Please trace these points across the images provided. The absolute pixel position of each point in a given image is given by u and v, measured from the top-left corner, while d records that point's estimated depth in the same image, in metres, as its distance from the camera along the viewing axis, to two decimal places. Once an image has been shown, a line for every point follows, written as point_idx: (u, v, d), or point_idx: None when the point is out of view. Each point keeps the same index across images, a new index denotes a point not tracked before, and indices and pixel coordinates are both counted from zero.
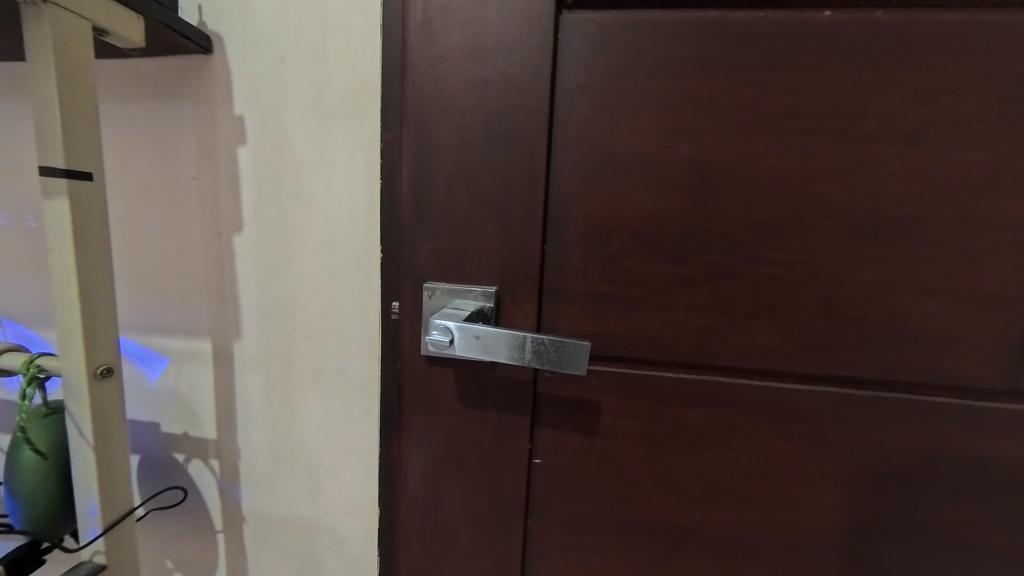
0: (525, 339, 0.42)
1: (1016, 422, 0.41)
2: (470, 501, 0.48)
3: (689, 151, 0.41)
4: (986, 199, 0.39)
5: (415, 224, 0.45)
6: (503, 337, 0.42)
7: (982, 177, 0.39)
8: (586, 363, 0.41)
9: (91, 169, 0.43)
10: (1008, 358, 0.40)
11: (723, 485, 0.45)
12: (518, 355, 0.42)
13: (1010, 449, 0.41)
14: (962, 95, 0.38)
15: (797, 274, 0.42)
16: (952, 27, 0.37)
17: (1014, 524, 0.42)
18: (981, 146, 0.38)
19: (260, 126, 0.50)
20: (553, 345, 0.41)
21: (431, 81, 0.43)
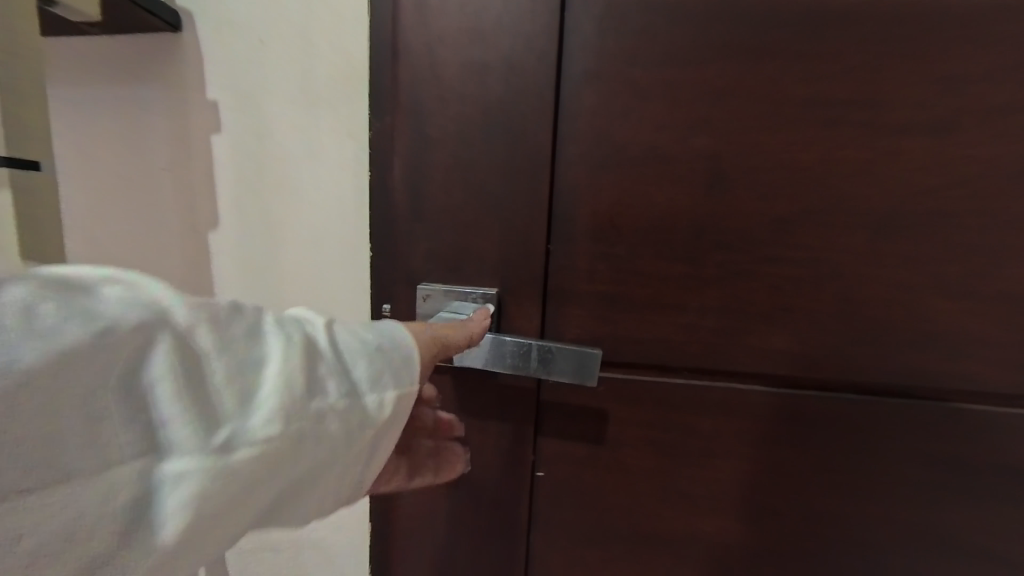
0: (529, 347, 0.40)
1: None
2: (469, 516, 0.46)
3: (705, 145, 0.39)
4: (1016, 195, 0.37)
5: (409, 222, 0.42)
6: (505, 345, 0.40)
7: (1012, 172, 0.37)
8: (597, 372, 0.40)
9: (39, 160, 0.41)
10: None
11: (736, 495, 0.43)
12: (522, 364, 0.40)
13: None
14: (995, 85, 0.36)
15: (816, 275, 0.39)
16: (985, 12, 0.35)
17: None
18: (1011, 139, 0.36)
19: (240, 111, 0.46)
20: (560, 353, 0.40)
21: (426, 64, 0.39)
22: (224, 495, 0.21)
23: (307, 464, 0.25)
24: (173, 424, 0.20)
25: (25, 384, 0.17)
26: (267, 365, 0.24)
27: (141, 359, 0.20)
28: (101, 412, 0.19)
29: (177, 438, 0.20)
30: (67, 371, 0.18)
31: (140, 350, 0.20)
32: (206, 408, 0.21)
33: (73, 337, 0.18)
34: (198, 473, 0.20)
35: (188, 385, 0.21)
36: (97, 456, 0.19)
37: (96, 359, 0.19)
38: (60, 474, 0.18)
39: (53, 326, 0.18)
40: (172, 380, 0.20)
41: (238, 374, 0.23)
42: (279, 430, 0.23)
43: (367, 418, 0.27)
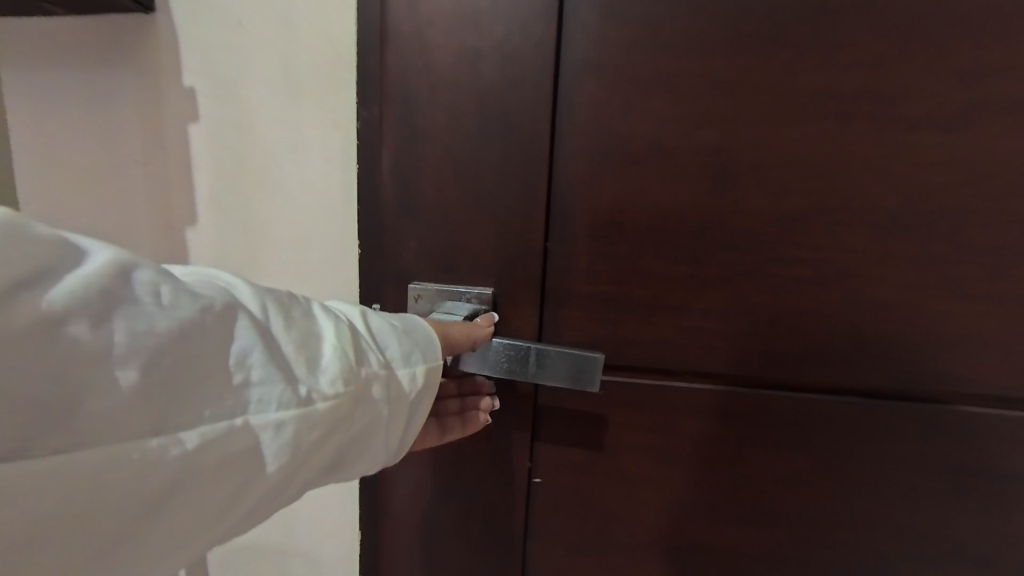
0: (527, 350, 0.39)
1: None
2: (464, 524, 0.44)
3: (710, 138, 0.37)
4: None
5: (399, 218, 0.40)
6: (502, 347, 0.39)
7: None
8: (598, 376, 0.38)
9: None
10: None
11: (738, 501, 0.42)
12: (520, 367, 0.39)
13: None
14: (1014, 77, 0.34)
15: (824, 276, 0.38)
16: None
17: None
18: None
19: (220, 100, 0.44)
20: (559, 356, 0.38)
21: (416, 49, 0.37)
22: (306, 441, 0.26)
23: (361, 420, 0.29)
24: (266, 382, 0.25)
25: (165, 346, 0.22)
26: (325, 338, 0.28)
27: (238, 333, 0.25)
28: (216, 372, 0.23)
29: (270, 393, 0.25)
30: (192, 338, 0.23)
31: (235, 326, 0.25)
32: (289, 369, 0.26)
33: (193, 314, 0.23)
34: (286, 421, 0.25)
35: (273, 352, 0.26)
36: (216, 405, 0.23)
37: (209, 331, 0.23)
38: (192, 419, 0.22)
39: (178, 303, 0.23)
40: (262, 348, 0.25)
41: (305, 346, 0.27)
42: (341, 388, 0.28)
43: (407, 385, 0.32)
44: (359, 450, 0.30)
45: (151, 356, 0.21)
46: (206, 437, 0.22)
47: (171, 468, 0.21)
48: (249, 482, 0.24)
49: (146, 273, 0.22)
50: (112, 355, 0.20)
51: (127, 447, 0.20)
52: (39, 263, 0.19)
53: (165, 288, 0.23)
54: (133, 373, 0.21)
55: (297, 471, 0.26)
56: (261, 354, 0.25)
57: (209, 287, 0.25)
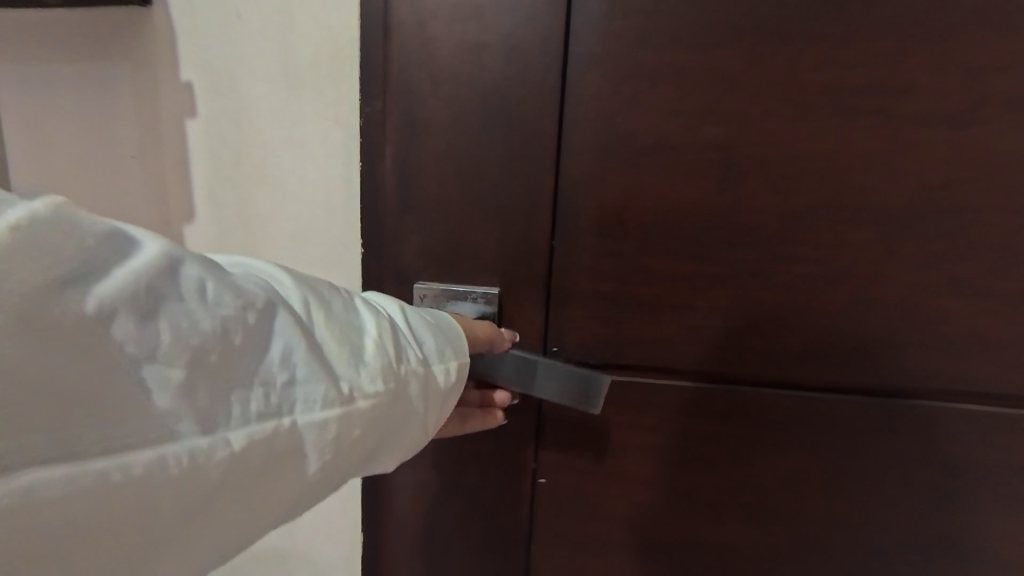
0: (536, 362, 0.38)
1: None
2: (466, 526, 0.44)
3: (717, 135, 0.37)
4: None
5: (401, 215, 0.39)
6: (510, 355, 0.38)
7: None
8: (599, 402, 0.39)
9: None
10: None
11: (744, 501, 0.42)
12: (523, 377, 0.39)
13: None
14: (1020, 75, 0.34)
15: (830, 273, 0.38)
16: None
17: None
18: None
19: (216, 95, 0.42)
20: (567, 375, 0.38)
21: (419, 43, 0.36)
22: (345, 440, 0.25)
23: (402, 419, 0.28)
24: (309, 379, 0.24)
25: (207, 345, 0.21)
26: (365, 334, 0.28)
27: (280, 329, 0.24)
28: (257, 370, 0.23)
29: (311, 390, 0.24)
30: (233, 335, 0.22)
31: (278, 322, 0.24)
32: (329, 366, 0.25)
33: (235, 312, 0.23)
34: (327, 420, 0.25)
35: (314, 348, 0.25)
36: (259, 404, 0.23)
37: (250, 329, 0.23)
38: (234, 421, 0.22)
39: (221, 299, 0.22)
40: (304, 344, 0.25)
41: (345, 341, 0.27)
42: (382, 386, 0.27)
43: (445, 382, 0.31)
44: (399, 449, 0.29)
45: (192, 355, 0.21)
46: (248, 437, 0.22)
47: (212, 474, 0.21)
48: (290, 483, 0.23)
49: (191, 269, 0.22)
50: (152, 354, 0.20)
51: (162, 455, 0.20)
52: (81, 262, 0.19)
53: (209, 284, 0.22)
54: (176, 374, 0.20)
55: (337, 471, 0.25)
56: (302, 351, 0.24)
57: (251, 282, 0.25)
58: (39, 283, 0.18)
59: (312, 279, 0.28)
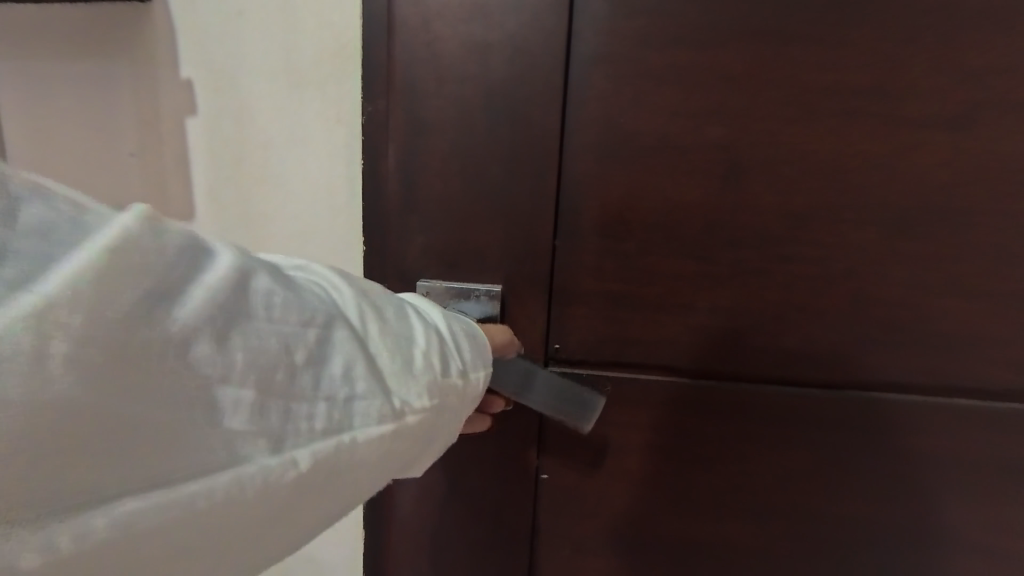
0: (537, 376, 0.38)
1: None
2: (468, 524, 0.44)
3: (719, 134, 0.37)
4: None
5: (404, 214, 0.39)
6: (514, 364, 0.38)
7: None
8: (587, 423, 0.40)
9: None
10: None
11: (744, 498, 0.42)
12: (523, 388, 0.38)
13: None
14: (1015, 77, 0.35)
15: (830, 272, 0.38)
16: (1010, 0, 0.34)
17: None
18: None
19: (216, 94, 0.42)
20: (563, 394, 0.39)
21: (423, 42, 0.36)
22: (393, 455, 0.26)
23: (441, 429, 0.28)
24: (364, 396, 0.24)
25: (271, 367, 0.22)
26: (418, 344, 0.27)
27: (338, 345, 0.24)
28: (318, 389, 0.23)
29: (366, 408, 0.24)
30: (294, 355, 0.22)
31: (337, 337, 0.24)
32: (383, 382, 0.25)
33: (296, 331, 0.23)
34: (378, 437, 0.25)
35: (369, 363, 0.25)
36: (321, 422, 0.23)
37: (311, 346, 0.23)
38: (297, 439, 0.22)
39: (285, 318, 0.22)
40: (360, 359, 0.24)
41: (398, 354, 0.26)
42: (429, 401, 0.27)
43: (475, 394, 0.31)
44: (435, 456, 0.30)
45: (257, 376, 0.21)
46: (310, 458, 0.23)
47: (273, 494, 0.22)
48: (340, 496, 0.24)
49: (257, 287, 0.22)
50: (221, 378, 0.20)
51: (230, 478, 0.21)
52: (154, 288, 0.19)
53: (275, 301, 0.22)
54: (242, 395, 0.21)
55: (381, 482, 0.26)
56: (359, 367, 0.24)
57: (312, 294, 0.24)
58: (117, 313, 0.18)
59: (368, 285, 0.28)
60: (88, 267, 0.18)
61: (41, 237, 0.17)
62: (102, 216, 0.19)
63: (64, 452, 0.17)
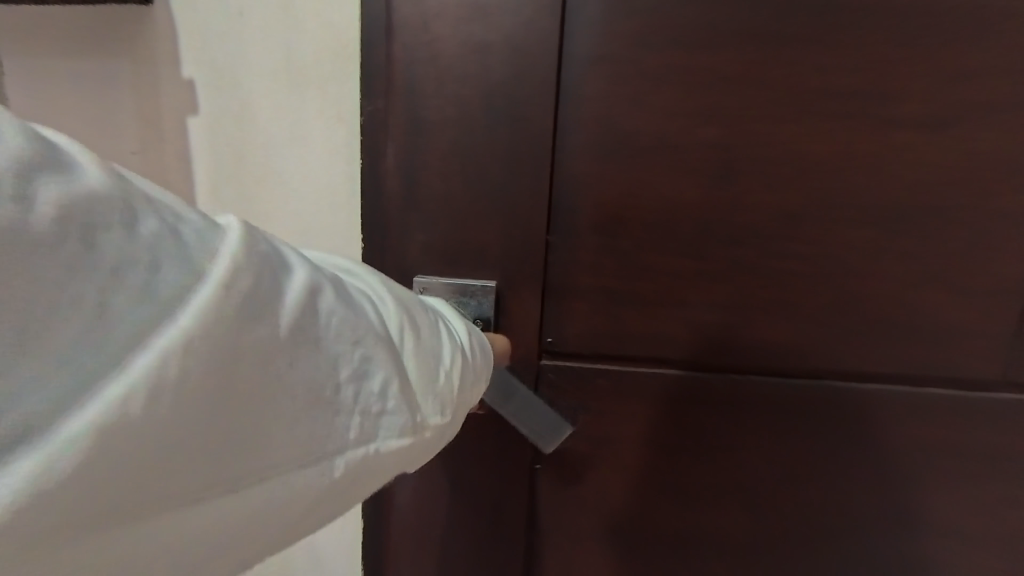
0: (518, 394, 0.41)
1: (1004, 413, 0.42)
2: (465, 515, 0.45)
3: (709, 133, 0.38)
4: (1001, 191, 0.38)
5: (403, 211, 0.40)
6: (499, 377, 0.40)
7: (1001, 169, 0.37)
8: (550, 448, 0.42)
9: None
10: (1006, 352, 0.40)
11: (734, 486, 0.43)
12: (501, 401, 0.41)
13: (997, 438, 0.42)
14: (988, 81, 0.36)
15: (815, 267, 0.39)
16: (982, 8, 0.35)
17: (1000, 512, 0.43)
18: (999, 136, 0.37)
19: (217, 91, 0.43)
20: (539, 415, 0.41)
21: (422, 43, 0.37)
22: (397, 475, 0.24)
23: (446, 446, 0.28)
24: (393, 415, 0.23)
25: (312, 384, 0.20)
26: (448, 362, 0.26)
27: (380, 361, 0.22)
28: (350, 406, 0.21)
29: (394, 427, 0.23)
30: (335, 371, 0.21)
31: (383, 355, 0.23)
32: (416, 401, 0.24)
33: (343, 349, 0.21)
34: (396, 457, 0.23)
35: (405, 383, 0.23)
36: (353, 442, 0.22)
37: (355, 364, 0.22)
38: (331, 459, 0.21)
39: (332, 332, 0.21)
40: (398, 378, 0.23)
41: (432, 373, 0.25)
42: (450, 423, 0.26)
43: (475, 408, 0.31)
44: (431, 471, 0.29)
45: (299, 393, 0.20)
46: (339, 478, 0.21)
47: (298, 512, 0.20)
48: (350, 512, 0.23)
49: (318, 301, 0.21)
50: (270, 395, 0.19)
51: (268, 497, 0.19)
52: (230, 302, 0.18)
53: (332, 316, 0.21)
54: (284, 412, 0.19)
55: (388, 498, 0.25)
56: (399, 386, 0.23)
57: (357, 306, 0.23)
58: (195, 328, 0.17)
59: (404, 296, 0.27)
60: (209, 291, 0.17)
61: (163, 246, 0.17)
62: (186, 223, 0.18)
63: (134, 470, 0.15)
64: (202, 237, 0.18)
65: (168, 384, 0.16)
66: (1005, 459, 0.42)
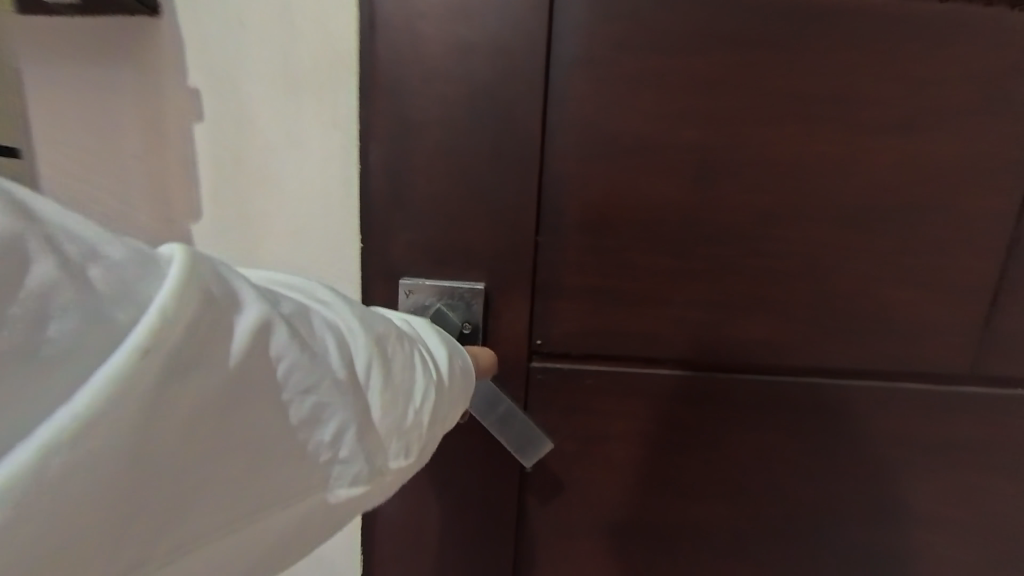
0: (502, 405, 0.41)
1: (973, 405, 0.43)
2: (455, 520, 0.44)
3: (691, 136, 0.39)
4: (963, 192, 0.40)
5: (390, 212, 0.40)
6: (482, 388, 0.41)
7: (960, 172, 0.40)
8: (532, 460, 0.42)
9: (18, 145, 0.41)
10: (972, 345, 0.42)
11: (719, 481, 0.44)
12: (485, 412, 0.41)
13: (968, 428, 0.44)
14: (947, 89, 0.38)
15: (795, 266, 0.41)
16: (941, 19, 0.37)
17: (970, 498, 0.45)
18: (960, 140, 0.39)
19: (218, 98, 0.42)
20: (521, 425, 0.41)
21: (408, 43, 0.37)
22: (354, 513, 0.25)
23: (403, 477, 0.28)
24: (348, 461, 0.23)
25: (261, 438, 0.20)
26: (414, 398, 0.26)
27: (337, 407, 0.22)
28: (304, 455, 0.21)
29: (347, 474, 0.23)
30: (288, 420, 0.20)
31: (341, 401, 0.22)
32: (373, 446, 0.24)
33: (294, 398, 0.21)
34: (351, 501, 0.23)
35: (363, 429, 0.23)
36: (301, 489, 0.21)
37: (307, 412, 0.21)
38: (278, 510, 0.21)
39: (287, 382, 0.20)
40: (355, 425, 0.23)
41: (394, 413, 0.25)
42: (408, 461, 0.26)
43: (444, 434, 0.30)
44: None
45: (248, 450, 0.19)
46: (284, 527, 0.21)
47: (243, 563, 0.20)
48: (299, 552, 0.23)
49: (269, 350, 0.20)
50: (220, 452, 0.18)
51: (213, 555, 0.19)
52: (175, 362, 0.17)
53: (284, 365, 0.20)
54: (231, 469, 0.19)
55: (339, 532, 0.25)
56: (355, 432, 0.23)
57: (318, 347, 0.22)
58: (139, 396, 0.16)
59: (375, 324, 0.26)
60: (134, 348, 0.16)
61: (93, 298, 0.15)
62: (134, 266, 0.16)
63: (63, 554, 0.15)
64: (140, 276, 0.16)
65: (77, 461, 0.14)
66: (975, 448, 0.44)
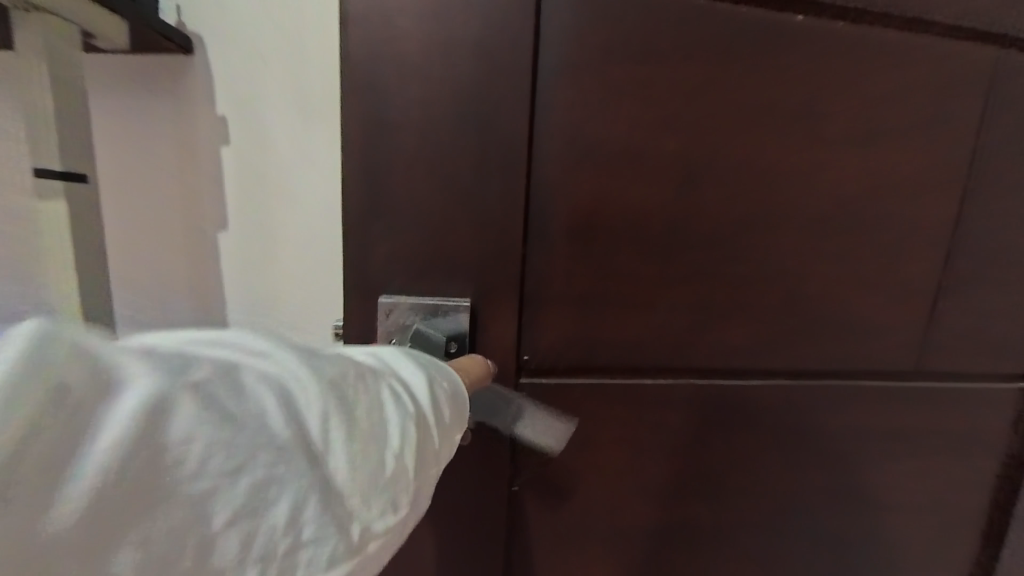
0: (513, 403, 0.39)
1: (918, 396, 0.47)
2: (440, 552, 0.41)
3: (675, 146, 0.39)
4: (910, 202, 0.43)
5: (365, 220, 0.36)
6: (490, 391, 0.38)
7: (907, 184, 0.43)
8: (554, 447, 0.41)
9: (86, 173, 0.42)
10: (917, 342, 0.46)
11: (701, 485, 0.45)
12: (498, 416, 0.39)
13: (915, 418, 0.48)
14: (897, 108, 0.41)
15: (770, 272, 0.42)
16: (890, 44, 0.40)
17: (917, 481, 0.49)
18: (906, 154, 0.42)
19: (243, 118, 0.47)
20: (535, 417, 0.40)
21: (383, 37, 0.34)
22: None
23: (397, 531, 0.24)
24: (315, 541, 0.19)
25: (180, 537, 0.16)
26: (386, 446, 0.22)
27: (281, 480, 0.18)
28: (252, 547, 0.18)
29: (317, 554, 0.19)
30: (217, 509, 0.17)
31: (285, 471, 0.18)
32: (339, 514, 0.20)
33: (221, 481, 0.17)
34: None
35: (321, 498, 0.19)
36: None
37: (244, 495, 0.17)
38: None
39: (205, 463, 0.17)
40: (310, 496, 0.19)
41: (362, 469, 0.21)
42: (395, 517, 0.22)
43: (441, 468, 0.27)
44: None
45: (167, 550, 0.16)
46: None
47: None
48: None
49: (173, 431, 0.16)
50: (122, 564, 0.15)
51: None
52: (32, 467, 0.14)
53: (197, 445, 0.16)
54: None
55: None
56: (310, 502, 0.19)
57: (248, 411, 0.18)
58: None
59: (329, 364, 0.22)
60: None
61: None
62: None
63: None
64: None
65: None
66: (920, 436, 0.48)
